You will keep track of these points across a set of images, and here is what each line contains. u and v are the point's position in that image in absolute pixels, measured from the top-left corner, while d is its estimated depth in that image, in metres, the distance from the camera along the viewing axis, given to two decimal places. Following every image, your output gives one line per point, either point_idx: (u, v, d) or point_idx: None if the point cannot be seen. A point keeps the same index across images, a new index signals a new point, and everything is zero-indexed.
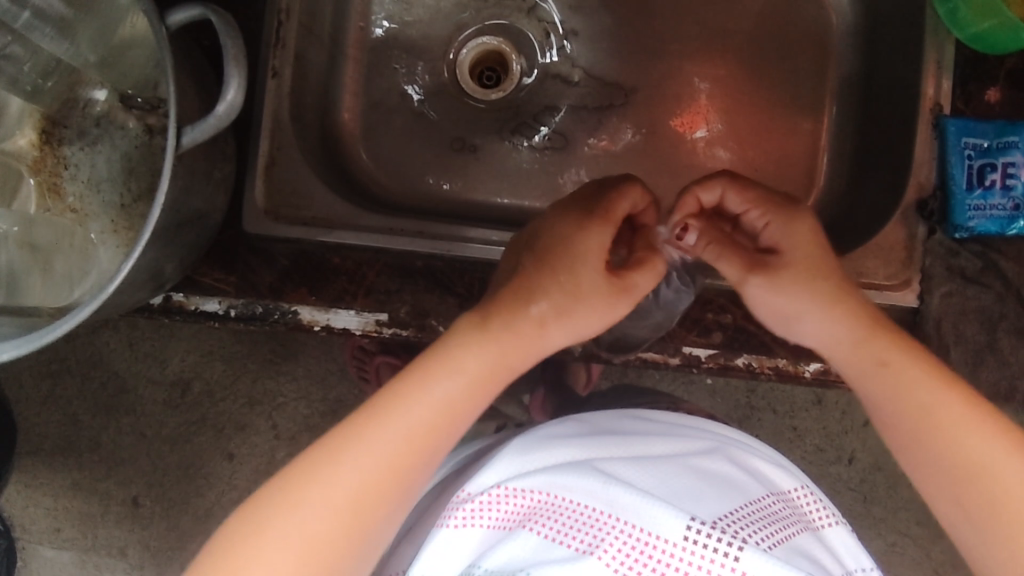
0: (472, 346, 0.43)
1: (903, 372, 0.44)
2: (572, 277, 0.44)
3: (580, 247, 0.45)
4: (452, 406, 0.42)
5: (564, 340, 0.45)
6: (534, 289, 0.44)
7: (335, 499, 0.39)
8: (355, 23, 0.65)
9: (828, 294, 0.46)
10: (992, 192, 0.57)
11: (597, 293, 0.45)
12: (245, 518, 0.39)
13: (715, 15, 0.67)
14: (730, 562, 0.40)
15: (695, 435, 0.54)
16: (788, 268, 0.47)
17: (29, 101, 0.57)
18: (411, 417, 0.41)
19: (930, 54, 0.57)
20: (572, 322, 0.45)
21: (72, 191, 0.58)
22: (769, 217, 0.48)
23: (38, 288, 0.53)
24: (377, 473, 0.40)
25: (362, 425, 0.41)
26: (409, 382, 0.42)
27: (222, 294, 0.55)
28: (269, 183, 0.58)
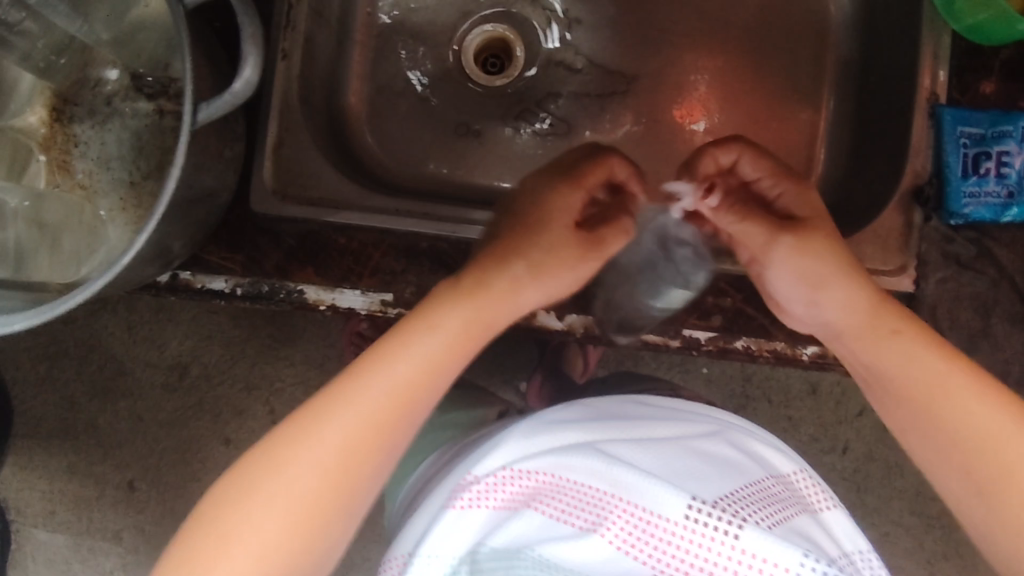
0: (450, 304, 0.44)
1: (903, 349, 0.45)
2: (548, 238, 0.45)
3: (545, 208, 0.45)
4: (429, 366, 0.43)
5: (540, 299, 0.46)
6: (499, 253, 0.45)
7: (323, 459, 0.40)
8: (362, 8, 0.66)
9: (849, 263, 0.46)
10: (987, 180, 0.58)
11: (569, 258, 0.45)
12: (233, 481, 0.40)
13: (716, 5, 0.68)
14: (730, 540, 0.41)
15: (698, 419, 0.54)
16: (816, 236, 0.46)
17: (40, 78, 0.58)
18: (393, 376, 0.42)
19: (928, 44, 0.58)
20: (547, 281, 0.46)
21: (82, 169, 0.58)
22: (785, 186, 0.47)
23: (48, 264, 0.54)
24: (354, 435, 0.41)
25: (347, 385, 0.42)
26: (382, 347, 0.43)
27: (229, 273, 0.56)
28: (277, 163, 0.58)
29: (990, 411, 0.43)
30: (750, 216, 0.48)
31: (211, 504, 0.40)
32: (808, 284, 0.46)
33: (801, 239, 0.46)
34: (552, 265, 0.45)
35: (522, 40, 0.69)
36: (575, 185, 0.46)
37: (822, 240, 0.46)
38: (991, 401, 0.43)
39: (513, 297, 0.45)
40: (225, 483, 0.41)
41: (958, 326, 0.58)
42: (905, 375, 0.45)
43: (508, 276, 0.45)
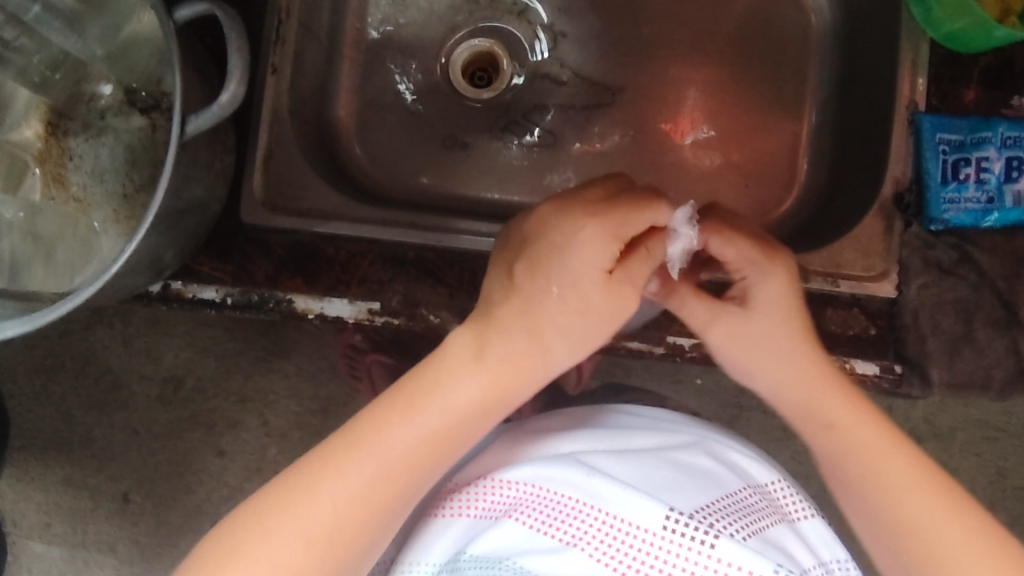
0: (465, 372, 0.42)
1: (848, 431, 0.44)
2: (572, 290, 0.42)
3: (566, 249, 0.42)
4: (439, 441, 0.41)
5: (567, 360, 0.43)
6: (513, 303, 0.43)
7: (314, 528, 0.39)
8: (352, 24, 0.67)
9: (793, 347, 0.46)
10: (966, 186, 0.59)
11: (604, 311, 0.42)
12: (220, 539, 0.39)
13: (700, 19, 0.69)
14: (706, 550, 0.41)
15: (676, 428, 0.53)
16: (759, 322, 0.46)
17: (36, 93, 0.61)
18: (396, 447, 0.41)
19: (905, 53, 0.59)
20: (575, 340, 0.42)
21: (76, 182, 0.60)
22: (747, 272, 0.47)
23: (41, 274, 0.55)
24: (356, 509, 0.40)
25: (344, 452, 0.40)
26: (384, 417, 0.41)
27: (219, 282, 0.57)
28: (268, 175, 0.60)
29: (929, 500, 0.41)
30: (690, 298, 0.48)
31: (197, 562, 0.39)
32: (752, 366, 0.46)
33: (738, 327, 0.46)
34: (583, 326, 0.42)
35: (509, 55, 0.70)
36: (610, 232, 0.42)
37: (770, 328, 0.46)
38: (930, 487, 0.42)
39: (539, 362, 0.42)
40: (211, 542, 0.39)
41: (941, 332, 0.58)
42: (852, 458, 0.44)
43: (528, 327, 0.42)
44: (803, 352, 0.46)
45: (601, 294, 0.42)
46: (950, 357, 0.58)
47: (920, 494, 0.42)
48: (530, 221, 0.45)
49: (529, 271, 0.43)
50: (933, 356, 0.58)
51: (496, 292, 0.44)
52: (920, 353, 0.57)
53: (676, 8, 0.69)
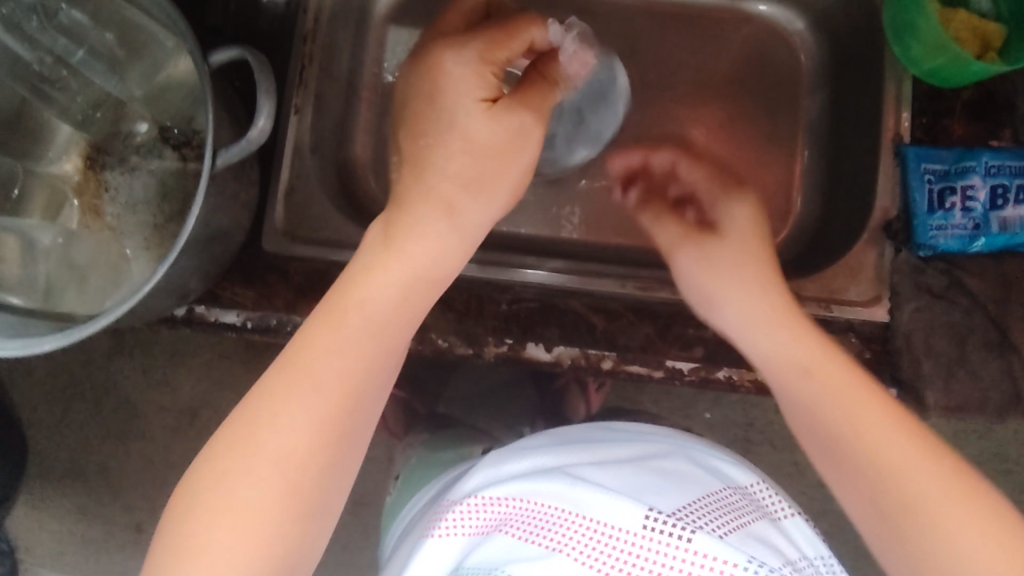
0: (377, 270, 0.47)
1: (830, 379, 0.47)
2: (460, 132, 0.49)
3: (443, 87, 0.49)
4: (371, 341, 0.45)
5: (480, 216, 0.50)
6: (417, 160, 0.49)
7: (278, 453, 0.41)
8: (370, 69, 0.71)
9: (754, 279, 0.53)
10: (952, 214, 0.61)
11: (502, 146, 0.49)
12: (188, 492, 0.41)
13: (700, 60, 0.71)
14: (684, 545, 0.42)
15: (655, 440, 0.55)
16: (728, 245, 0.55)
17: (78, 129, 0.65)
18: (334, 359, 0.44)
19: (889, 90, 0.63)
20: (483, 193, 0.49)
21: (111, 212, 0.64)
22: (713, 189, 0.57)
23: (75, 296, 0.60)
24: (309, 432, 0.42)
25: (287, 379, 0.43)
26: (311, 340, 0.44)
27: (240, 307, 0.61)
28: (289, 207, 0.63)
29: (900, 442, 0.43)
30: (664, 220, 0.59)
31: (173, 528, 0.40)
32: (726, 297, 0.53)
33: (705, 251, 0.55)
34: (486, 171, 0.49)
35: None
36: (477, 57, 0.49)
37: (743, 245, 0.54)
38: (898, 429, 0.44)
39: (450, 224, 0.48)
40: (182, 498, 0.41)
41: (935, 354, 0.60)
42: (829, 424, 0.46)
43: (433, 190, 0.48)
44: (772, 290, 0.52)
45: (488, 126, 0.49)
46: (945, 380, 0.60)
47: (893, 439, 0.44)
48: (403, 82, 0.53)
49: (414, 137, 0.50)
50: (928, 378, 0.59)
51: (397, 182, 0.50)
52: (913, 374, 0.59)
53: (678, 50, 0.71)
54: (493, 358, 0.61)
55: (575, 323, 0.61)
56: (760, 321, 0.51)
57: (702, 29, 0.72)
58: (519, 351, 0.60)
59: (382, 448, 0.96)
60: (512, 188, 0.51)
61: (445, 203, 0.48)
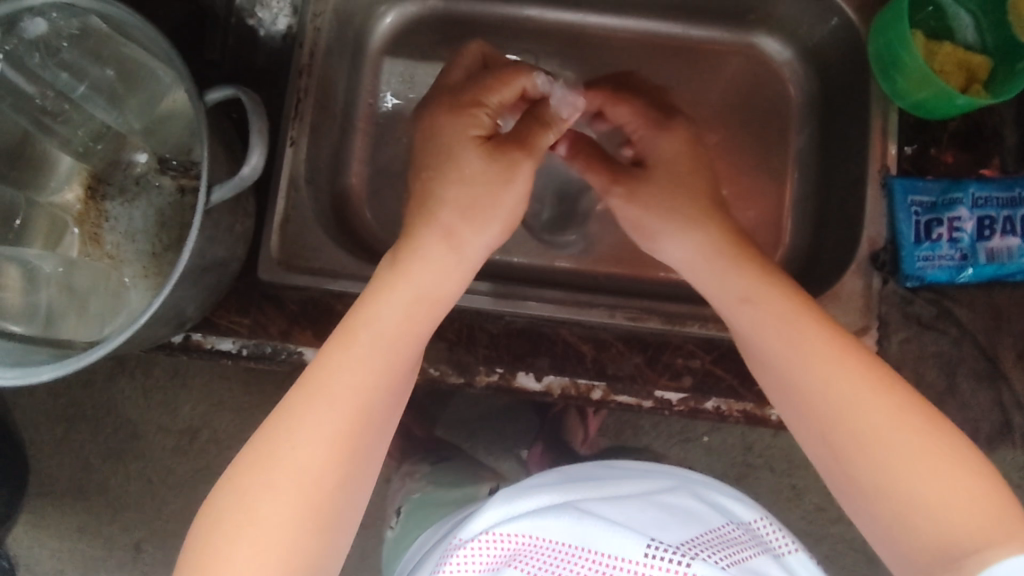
0: (386, 295, 0.48)
1: (791, 326, 0.49)
2: (456, 166, 0.51)
3: (439, 129, 0.52)
4: (386, 358, 0.46)
5: (479, 246, 0.51)
6: (422, 192, 0.52)
7: (296, 472, 0.42)
8: (366, 99, 0.72)
9: (686, 214, 0.55)
10: (940, 245, 0.62)
11: (497, 175, 0.51)
12: (209, 519, 0.41)
13: (690, 89, 0.72)
14: (684, 571, 0.42)
15: (659, 477, 0.55)
16: (652, 183, 0.56)
17: (79, 161, 0.67)
18: (347, 378, 0.44)
19: (876, 122, 0.63)
20: (479, 221, 0.51)
21: (111, 240, 0.66)
22: (641, 128, 0.58)
23: (74, 323, 0.61)
24: (326, 449, 0.42)
25: (302, 400, 0.43)
26: (328, 361, 0.45)
27: (236, 334, 0.62)
28: (284, 236, 0.64)
29: (860, 388, 0.45)
30: (593, 166, 0.61)
31: (195, 556, 0.40)
32: (649, 228, 0.56)
33: (630, 189, 0.57)
34: (484, 198, 0.51)
35: None
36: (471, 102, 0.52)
37: (658, 183, 0.56)
38: (864, 376, 0.45)
39: (451, 249, 0.50)
40: (204, 526, 0.41)
41: (924, 384, 0.60)
42: (801, 385, 0.47)
43: (435, 220, 0.50)
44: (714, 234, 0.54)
45: (480, 158, 0.50)
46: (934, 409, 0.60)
47: (864, 391, 0.45)
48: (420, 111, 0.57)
49: (421, 170, 0.53)
50: None
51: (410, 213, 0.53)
52: None
53: (668, 79, 0.72)
54: (484, 387, 0.61)
55: (565, 353, 0.62)
56: (716, 283, 0.53)
57: (694, 60, 0.72)
58: (510, 381, 0.61)
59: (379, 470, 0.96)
60: (512, 215, 0.53)
61: (446, 230, 0.50)
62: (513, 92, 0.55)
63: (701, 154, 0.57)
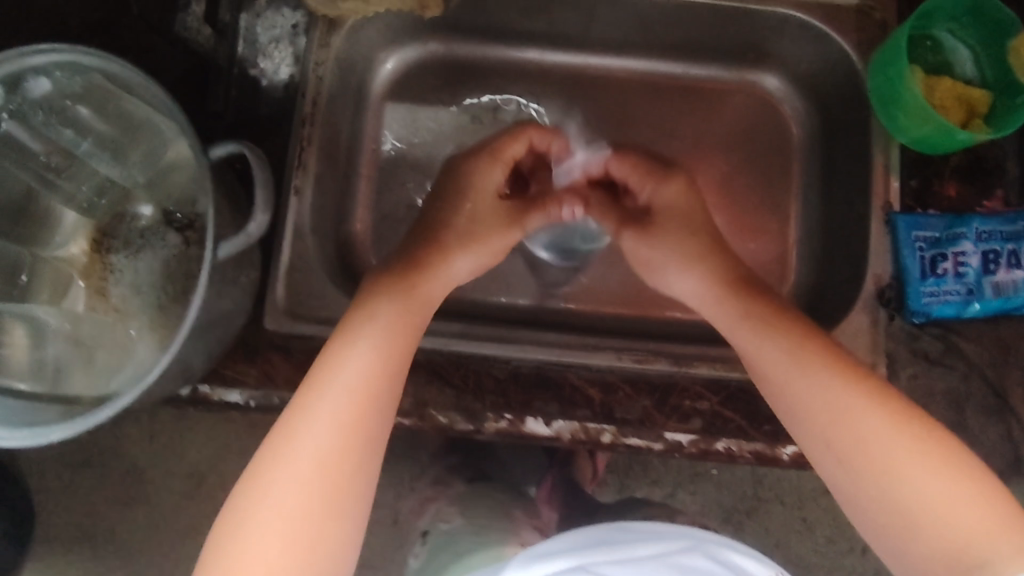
0: (378, 299, 0.51)
1: (756, 323, 0.52)
2: (466, 213, 0.56)
3: (466, 177, 0.57)
4: (385, 348, 0.48)
5: (468, 266, 0.56)
6: (429, 219, 0.57)
7: (302, 462, 0.43)
8: (368, 146, 0.72)
9: (695, 252, 0.56)
10: (945, 279, 0.62)
11: (495, 231, 0.57)
12: (225, 523, 0.42)
13: (689, 127, 0.72)
14: None
15: (677, 534, 0.54)
16: (662, 230, 0.58)
17: (83, 215, 0.67)
18: (345, 373, 0.47)
19: (876, 158, 0.64)
20: (478, 249, 0.56)
21: (116, 294, 0.66)
22: (649, 183, 0.60)
23: (82, 377, 0.61)
24: (331, 440, 0.44)
25: (304, 397, 0.46)
26: (331, 361, 0.47)
27: (242, 386, 0.62)
28: (290, 286, 0.64)
29: (827, 376, 0.47)
30: (607, 213, 0.62)
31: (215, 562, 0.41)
32: (655, 263, 0.58)
33: (641, 233, 0.59)
34: (482, 231, 0.56)
35: None
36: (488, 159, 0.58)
37: (669, 227, 0.58)
38: (826, 363, 0.48)
39: (445, 261, 0.55)
40: (220, 531, 0.42)
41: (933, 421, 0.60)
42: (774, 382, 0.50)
43: (438, 247, 0.55)
44: (708, 257, 0.56)
45: (489, 207, 0.57)
46: None
47: (829, 380, 0.47)
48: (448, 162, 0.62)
49: (433, 201, 0.58)
50: None
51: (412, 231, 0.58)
52: None
53: (669, 119, 0.73)
54: (493, 433, 0.61)
55: (574, 396, 0.61)
56: (693, 286, 0.57)
57: (694, 100, 0.73)
58: (519, 426, 0.61)
59: (387, 511, 0.96)
60: (506, 241, 0.58)
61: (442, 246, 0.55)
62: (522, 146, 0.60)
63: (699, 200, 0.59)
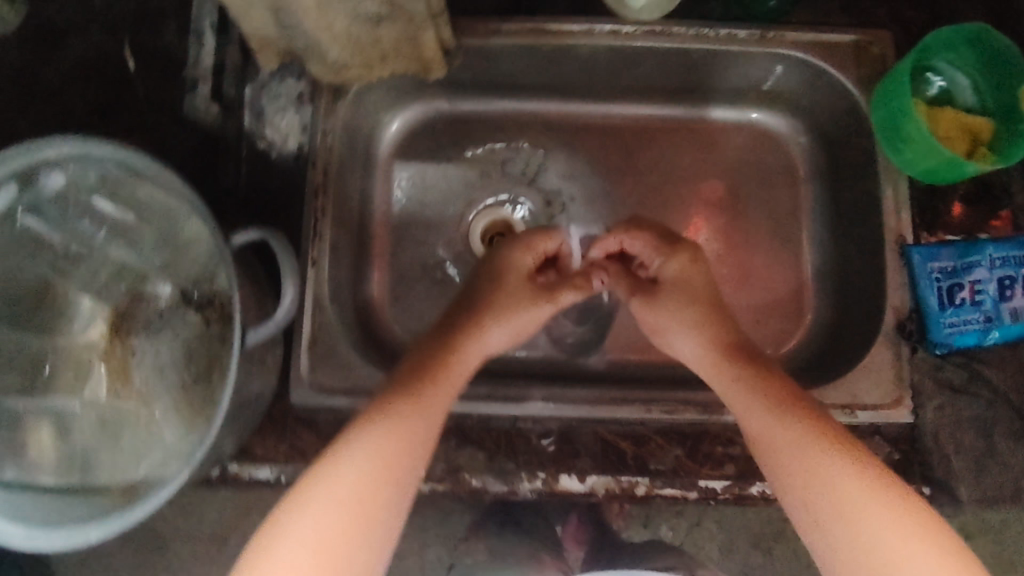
0: (394, 396, 0.51)
1: (759, 386, 0.52)
2: (500, 282, 0.61)
3: (504, 259, 0.63)
4: (394, 446, 0.48)
5: (501, 337, 0.60)
6: (467, 300, 0.61)
7: (287, 561, 0.41)
8: (379, 207, 0.73)
9: (693, 316, 0.59)
10: (963, 308, 0.62)
11: (525, 299, 0.61)
12: None
13: (695, 167, 0.73)
14: None
15: None
16: (667, 293, 0.61)
17: (99, 300, 0.67)
18: (346, 469, 0.46)
19: (888, 190, 0.64)
20: (511, 321, 0.60)
21: (139, 376, 0.66)
22: (657, 254, 0.63)
23: (109, 463, 0.61)
24: (323, 542, 0.43)
25: (301, 492, 0.44)
26: (335, 453, 0.47)
27: (273, 462, 0.62)
28: (314, 357, 0.64)
29: (825, 460, 0.46)
30: (621, 280, 0.65)
31: None
32: (660, 323, 0.60)
33: (648, 299, 0.61)
34: (513, 303, 0.60)
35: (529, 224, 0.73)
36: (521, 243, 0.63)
37: (676, 288, 0.61)
38: (827, 444, 0.47)
39: (481, 338, 0.58)
40: None
41: (963, 450, 0.61)
42: (772, 457, 0.49)
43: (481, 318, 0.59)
44: (711, 313, 0.59)
45: (527, 287, 0.61)
46: (976, 473, 0.60)
47: (825, 463, 0.46)
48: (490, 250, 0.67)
49: (474, 278, 0.63)
50: (959, 475, 0.60)
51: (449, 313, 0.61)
52: (945, 473, 0.60)
53: (675, 162, 0.74)
54: (527, 493, 0.61)
55: (606, 451, 0.62)
56: (691, 338, 0.58)
57: (698, 141, 0.74)
58: (553, 485, 0.61)
59: None
60: (541, 318, 0.62)
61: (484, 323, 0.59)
62: (554, 245, 0.65)
63: (702, 270, 0.62)
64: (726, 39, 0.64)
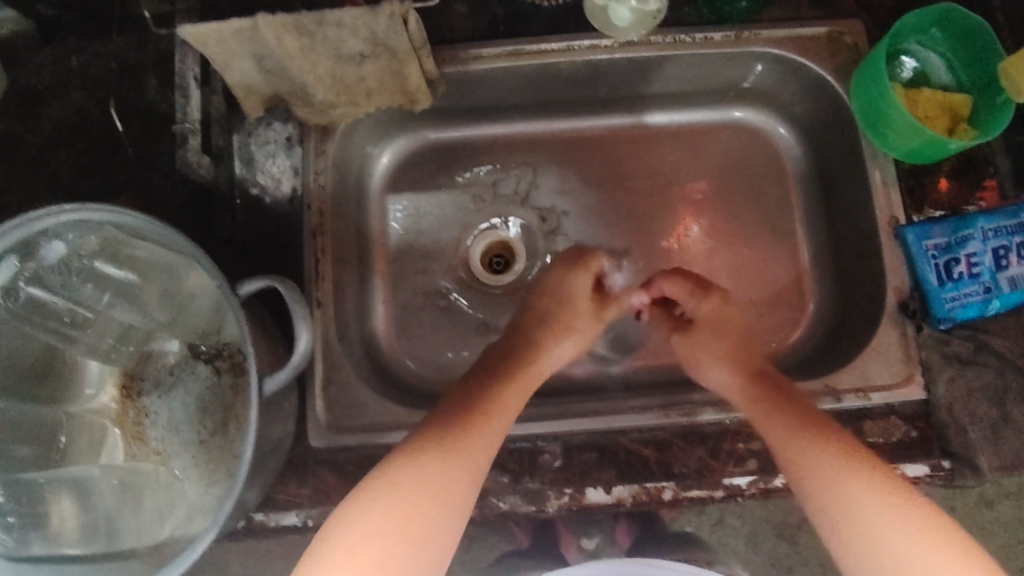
0: (437, 427, 0.51)
1: (773, 400, 0.54)
2: (567, 301, 0.63)
3: (556, 281, 0.65)
4: (428, 487, 0.48)
5: (565, 351, 0.62)
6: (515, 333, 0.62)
7: None
8: (377, 241, 0.73)
9: (720, 349, 0.60)
10: (961, 282, 0.63)
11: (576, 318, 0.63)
12: None
13: (685, 170, 0.75)
14: None
15: None
16: (697, 333, 0.62)
17: (108, 363, 0.67)
18: (380, 504, 0.46)
19: (875, 174, 0.65)
20: (576, 334, 0.63)
21: (155, 435, 0.66)
22: (689, 297, 0.63)
23: (134, 526, 0.59)
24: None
25: (337, 526, 0.46)
26: (371, 483, 0.48)
27: (298, 506, 0.61)
28: (328, 399, 0.64)
29: (834, 464, 0.48)
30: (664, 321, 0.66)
31: None
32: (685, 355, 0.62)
33: (683, 335, 0.63)
34: (570, 318, 0.63)
35: (525, 241, 0.74)
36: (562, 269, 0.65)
37: (700, 334, 0.62)
38: (835, 451, 0.49)
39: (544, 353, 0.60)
40: None
41: (978, 420, 0.61)
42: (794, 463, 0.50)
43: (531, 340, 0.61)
44: (725, 338, 0.61)
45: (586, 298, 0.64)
46: (994, 441, 0.60)
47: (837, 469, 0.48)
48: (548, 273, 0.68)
49: (525, 312, 0.64)
50: (979, 447, 0.60)
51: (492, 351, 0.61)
52: (962, 444, 0.60)
53: (665, 166, 0.75)
54: (555, 510, 0.61)
55: (629, 460, 0.62)
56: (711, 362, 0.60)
57: (685, 144, 0.75)
58: (580, 499, 0.61)
59: None
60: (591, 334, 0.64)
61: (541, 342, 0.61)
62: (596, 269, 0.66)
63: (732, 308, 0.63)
64: (701, 43, 0.66)
